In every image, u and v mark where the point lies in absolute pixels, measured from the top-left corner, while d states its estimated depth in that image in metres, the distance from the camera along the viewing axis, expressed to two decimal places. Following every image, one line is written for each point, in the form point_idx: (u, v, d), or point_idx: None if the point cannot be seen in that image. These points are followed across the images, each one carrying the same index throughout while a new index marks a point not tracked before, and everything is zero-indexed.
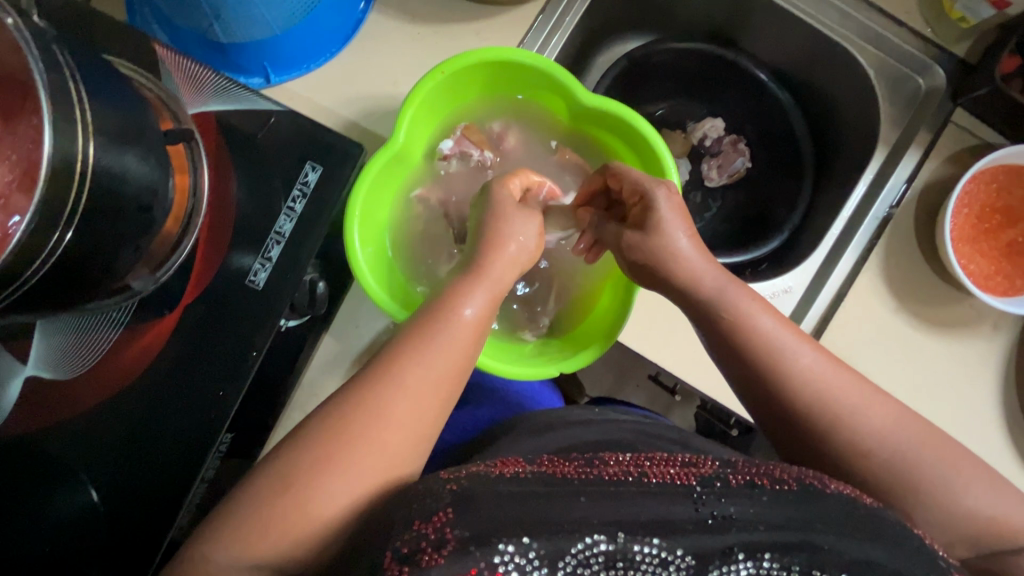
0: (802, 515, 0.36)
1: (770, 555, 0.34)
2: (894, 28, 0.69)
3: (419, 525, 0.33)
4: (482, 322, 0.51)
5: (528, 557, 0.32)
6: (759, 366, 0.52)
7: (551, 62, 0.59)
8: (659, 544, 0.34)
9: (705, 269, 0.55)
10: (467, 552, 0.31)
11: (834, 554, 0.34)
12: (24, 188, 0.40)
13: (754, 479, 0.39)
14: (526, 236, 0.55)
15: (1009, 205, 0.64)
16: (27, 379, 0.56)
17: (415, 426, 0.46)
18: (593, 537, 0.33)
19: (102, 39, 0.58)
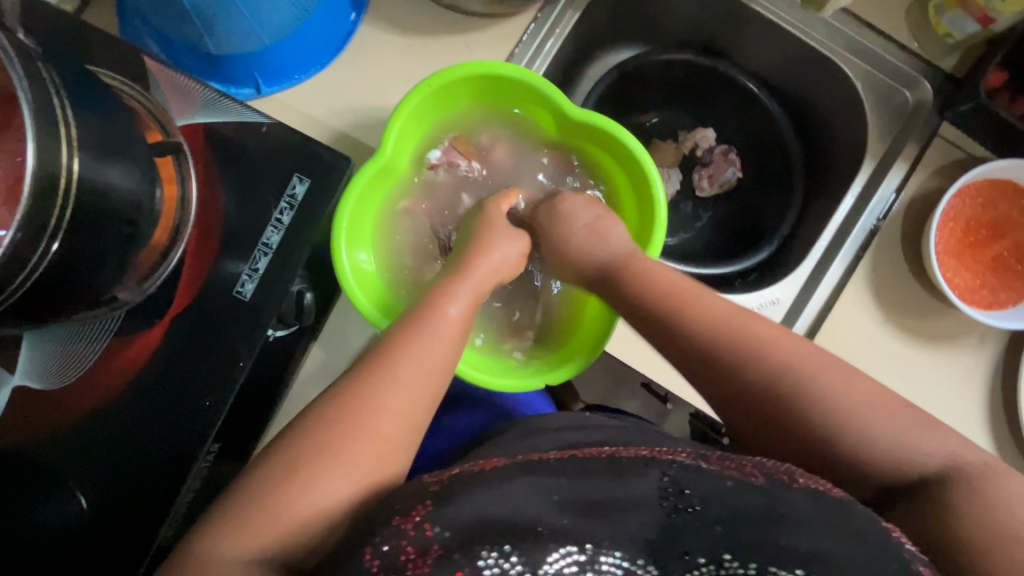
0: (765, 508, 0.35)
1: (730, 555, 0.33)
2: (882, 42, 0.70)
3: (398, 520, 0.35)
4: (467, 318, 0.55)
5: (509, 563, 0.32)
6: (730, 364, 0.51)
7: (537, 76, 0.59)
8: (622, 556, 0.33)
9: (663, 270, 0.57)
10: (450, 560, 0.31)
11: (791, 549, 0.33)
12: (9, 203, 0.40)
13: (721, 472, 0.38)
14: (511, 248, 0.61)
15: (994, 220, 0.64)
16: (15, 389, 0.56)
17: (403, 421, 0.48)
18: (565, 548, 0.32)
19: (92, 52, 0.58)
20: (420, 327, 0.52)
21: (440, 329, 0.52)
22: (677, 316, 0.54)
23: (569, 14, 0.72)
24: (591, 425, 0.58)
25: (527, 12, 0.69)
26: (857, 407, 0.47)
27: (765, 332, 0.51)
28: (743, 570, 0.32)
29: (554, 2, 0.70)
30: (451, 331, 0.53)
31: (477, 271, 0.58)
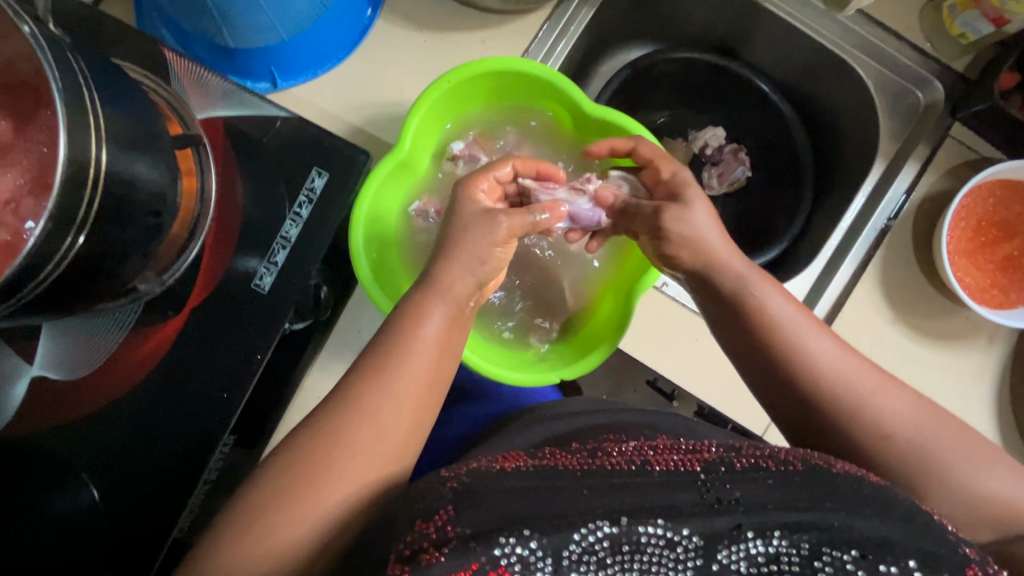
0: (810, 494, 0.37)
1: (780, 532, 0.34)
2: (895, 42, 0.70)
3: (420, 525, 0.33)
4: (444, 337, 0.49)
5: (529, 547, 0.32)
6: (812, 397, 0.50)
7: (555, 72, 0.60)
8: (664, 525, 0.34)
9: (774, 298, 0.53)
10: (468, 547, 0.31)
11: (843, 531, 0.34)
12: (37, 193, 0.41)
13: (759, 463, 0.40)
14: (485, 237, 0.51)
15: (1005, 220, 0.65)
16: (33, 379, 0.56)
17: (395, 428, 0.46)
18: (596, 523, 0.34)
19: (111, 44, 0.58)
20: (400, 339, 0.48)
21: (414, 346, 0.48)
22: (775, 346, 0.52)
23: (584, 12, 0.72)
24: (603, 410, 0.58)
25: (543, 10, 0.69)
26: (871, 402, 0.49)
27: (862, 372, 0.50)
28: (794, 552, 0.34)
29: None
30: (427, 345, 0.48)
31: (445, 276, 0.50)
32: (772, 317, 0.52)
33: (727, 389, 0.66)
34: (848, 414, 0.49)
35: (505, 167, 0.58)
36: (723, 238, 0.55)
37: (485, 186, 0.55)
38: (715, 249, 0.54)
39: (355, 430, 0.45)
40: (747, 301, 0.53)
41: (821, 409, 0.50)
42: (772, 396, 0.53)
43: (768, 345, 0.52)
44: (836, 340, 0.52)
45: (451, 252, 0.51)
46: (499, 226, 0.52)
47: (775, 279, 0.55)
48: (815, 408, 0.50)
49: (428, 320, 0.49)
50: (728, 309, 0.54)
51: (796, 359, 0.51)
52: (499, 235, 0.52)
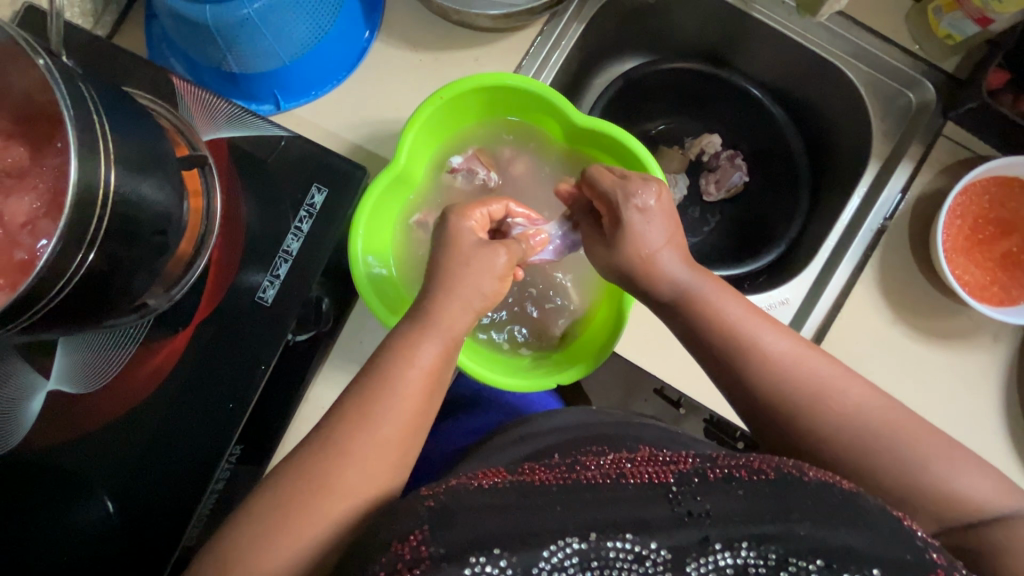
0: (780, 507, 0.37)
1: (748, 543, 0.35)
2: (884, 46, 0.71)
3: (395, 547, 0.35)
4: (436, 369, 0.50)
5: (498, 566, 0.33)
6: (764, 389, 0.52)
7: (544, 85, 0.61)
8: (632, 540, 0.35)
9: (727, 303, 0.56)
10: (439, 568, 0.33)
11: (810, 540, 0.35)
12: (51, 215, 0.43)
13: (733, 472, 0.40)
14: (482, 273, 0.52)
15: (1002, 217, 0.64)
16: (48, 393, 0.58)
17: (393, 450, 0.48)
18: (565, 539, 0.35)
19: (123, 74, 0.62)
20: (400, 364, 0.49)
21: (411, 376, 0.49)
22: (732, 347, 0.54)
23: (575, 27, 0.74)
24: (593, 423, 0.58)
25: (533, 26, 0.71)
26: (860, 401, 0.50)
27: (811, 363, 0.53)
28: (760, 561, 0.35)
29: (559, 15, 0.73)
30: (421, 379, 0.49)
31: (443, 314, 0.51)
32: (726, 320, 0.55)
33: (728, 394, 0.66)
34: (800, 400, 0.51)
35: (499, 205, 0.59)
36: (676, 250, 0.57)
37: (480, 214, 0.56)
38: (665, 264, 0.57)
39: (354, 445, 0.47)
40: (699, 306, 0.56)
41: (775, 400, 0.52)
42: (730, 392, 0.55)
43: (721, 346, 0.54)
44: (796, 339, 0.54)
45: (453, 280, 0.52)
46: (496, 259, 0.53)
47: (727, 283, 0.58)
48: (769, 398, 0.52)
49: (423, 353, 0.50)
50: (682, 315, 0.57)
51: (751, 359, 0.53)
52: (500, 270, 0.53)
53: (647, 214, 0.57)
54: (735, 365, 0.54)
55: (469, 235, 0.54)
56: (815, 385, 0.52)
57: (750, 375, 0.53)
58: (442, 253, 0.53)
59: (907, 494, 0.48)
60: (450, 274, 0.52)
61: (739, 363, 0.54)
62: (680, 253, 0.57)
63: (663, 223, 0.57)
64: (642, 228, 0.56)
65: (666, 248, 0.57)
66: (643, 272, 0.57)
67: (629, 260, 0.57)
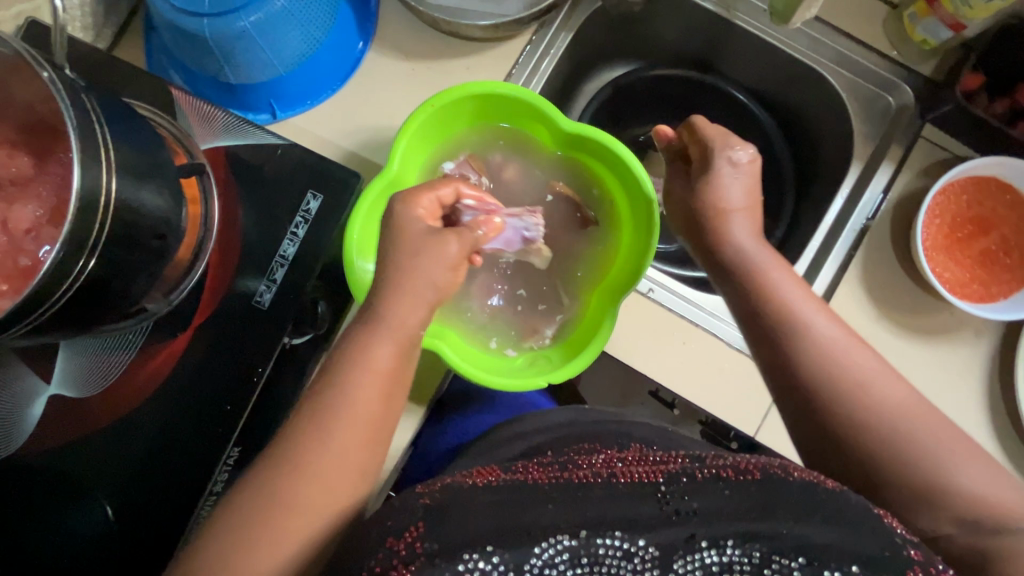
0: (765, 504, 0.38)
1: (733, 542, 0.36)
2: (863, 51, 0.73)
3: (391, 542, 0.36)
4: (395, 367, 0.51)
5: (491, 562, 0.35)
6: (806, 359, 0.53)
7: (533, 92, 0.63)
8: (621, 537, 0.37)
9: (786, 284, 0.58)
10: (432, 564, 0.34)
11: (792, 537, 0.36)
12: (54, 221, 0.45)
13: (719, 473, 0.42)
14: (435, 263, 0.52)
15: (981, 215, 0.66)
16: (50, 397, 0.59)
17: (356, 449, 0.49)
18: (556, 537, 0.36)
19: (124, 85, 0.63)
20: (356, 364, 0.50)
21: (366, 377, 0.50)
22: (785, 318, 0.55)
23: (563, 35, 0.76)
24: (583, 420, 0.60)
25: (523, 35, 0.73)
26: (842, 394, 0.52)
27: (855, 352, 0.53)
28: (746, 559, 0.36)
29: (548, 25, 0.75)
30: (381, 377, 0.50)
31: (394, 309, 0.51)
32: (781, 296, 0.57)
33: (718, 392, 0.67)
34: (828, 378, 0.52)
35: (448, 189, 0.56)
36: (750, 225, 0.62)
37: (430, 201, 0.54)
38: (733, 227, 0.62)
39: (321, 447, 0.48)
40: (756, 279, 0.59)
41: (813, 374, 0.53)
42: (768, 364, 0.56)
43: (774, 315, 0.56)
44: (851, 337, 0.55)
45: (399, 279, 0.51)
46: (448, 247, 0.52)
47: (795, 273, 0.60)
48: (808, 371, 0.53)
49: (377, 353, 0.50)
50: (740, 284, 0.60)
51: (799, 335, 0.54)
52: (452, 258, 0.53)
53: (737, 181, 0.62)
54: (780, 337, 0.55)
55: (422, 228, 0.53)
56: (853, 374, 0.52)
57: (797, 350, 0.54)
58: (391, 246, 0.52)
59: (888, 485, 0.49)
60: (410, 268, 0.52)
61: (787, 335, 0.55)
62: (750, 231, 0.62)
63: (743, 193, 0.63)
64: (730, 189, 0.62)
65: (739, 214, 0.62)
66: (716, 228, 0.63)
67: (711, 217, 0.63)
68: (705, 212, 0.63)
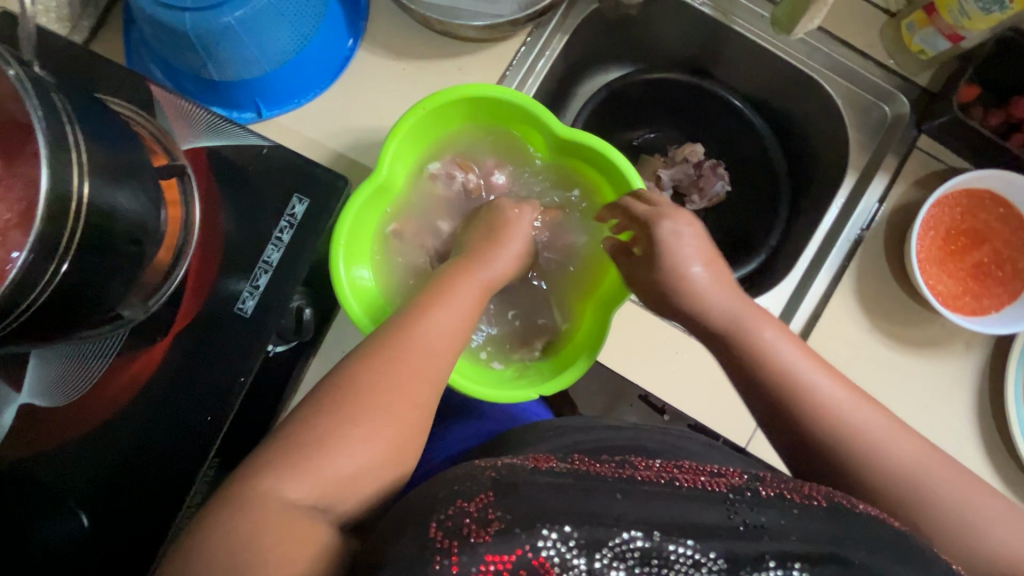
0: (835, 531, 0.35)
1: (801, 566, 0.32)
2: (860, 59, 0.72)
3: (462, 503, 0.34)
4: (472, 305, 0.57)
5: (567, 545, 0.31)
6: (765, 377, 0.54)
7: (526, 96, 0.62)
8: (693, 546, 0.32)
9: (774, 335, 0.55)
10: (512, 534, 0.31)
11: (867, 567, 0.33)
12: (22, 226, 0.43)
13: (787, 494, 0.38)
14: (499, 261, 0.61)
15: (975, 228, 0.66)
16: (21, 407, 0.57)
17: (435, 369, 0.52)
18: (629, 533, 0.32)
19: (100, 82, 0.61)
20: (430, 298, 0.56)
21: (457, 306, 0.56)
22: (766, 371, 0.54)
23: (558, 37, 0.75)
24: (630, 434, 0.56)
25: (517, 36, 0.71)
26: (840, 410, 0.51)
27: (818, 380, 0.53)
28: None
29: (542, 26, 0.73)
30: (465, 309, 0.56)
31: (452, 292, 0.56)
32: (767, 346, 0.55)
33: (709, 402, 0.67)
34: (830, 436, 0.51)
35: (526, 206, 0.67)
36: (713, 281, 0.58)
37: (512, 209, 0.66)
38: (694, 280, 0.58)
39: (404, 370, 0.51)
40: (744, 336, 0.56)
41: (796, 417, 0.52)
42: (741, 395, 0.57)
43: (758, 370, 0.54)
44: (832, 376, 0.54)
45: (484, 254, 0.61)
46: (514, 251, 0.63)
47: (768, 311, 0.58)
48: (790, 415, 0.53)
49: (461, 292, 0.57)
50: (727, 346, 0.57)
51: (795, 393, 0.53)
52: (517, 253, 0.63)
53: (691, 246, 0.59)
54: (756, 380, 0.54)
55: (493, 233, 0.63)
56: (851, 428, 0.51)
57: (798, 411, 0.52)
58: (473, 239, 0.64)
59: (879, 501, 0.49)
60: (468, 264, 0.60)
61: (767, 381, 0.54)
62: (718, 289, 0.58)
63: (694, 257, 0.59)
64: (678, 246, 0.59)
65: (697, 264, 0.58)
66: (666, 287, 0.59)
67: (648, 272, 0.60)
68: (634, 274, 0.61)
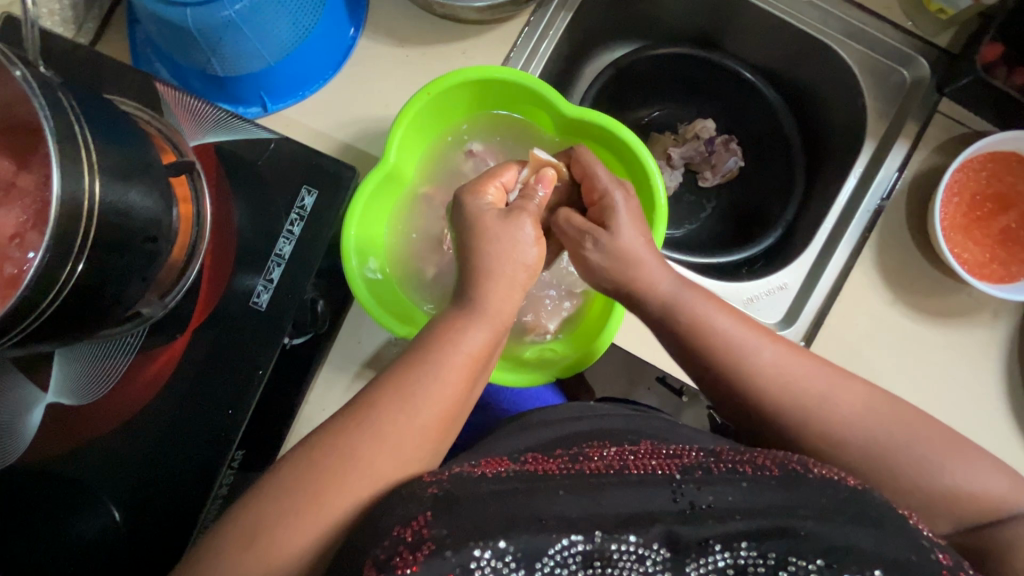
0: (782, 500, 0.39)
1: (747, 543, 0.37)
2: (875, 23, 0.70)
3: (398, 530, 0.36)
4: (480, 353, 0.50)
5: (504, 560, 0.34)
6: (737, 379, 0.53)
7: (532, 76, 0.60)
8: (635, 541, 0.36)
9: (714, 313, 0.55)
10: (443, 558, 0.33)
11: (810, 539, 0.37)
12: (38, 227, 0.43)
13: (738, 466, 0.42)
14: (511, 286, 0.51)
15: (1002, 192, 0.64)
16: (48, 406, 0.58)
17: (420, 443, 0.46)
18: (571, 538, 0.36)
19: (108, 82, 0.61)
20: (441, 346, 0.49)
21: (453, 359, 0.48)
22: (710, 354, 0.54)
23: (563, 15, 0.74)
24: (589, 416, 0.59)
25: (521, 16, 0.70)
26: None
27: (802, 373, 0.52)
28: (760, 559, 0.36)
29: (546, 4, 0.72)
30: (465, 364, 0.49)
31: (490, 300, 0.50)
32: (706, 328, 0.54)
33: None
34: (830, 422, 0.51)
35: (510, 172, 0.58)
36: (660, 263, 0.56)
37: (495, 189, 0.57)
38: (645, 272, 0.56)
39: (398, 412, 0.46)
40: (687, 319, 0.55)
41: (741, 388, 0.53)
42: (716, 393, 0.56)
43: (706, 352, 0.54)
44: (779, 344, 0.54)
45: (483, 289, 0.51)
46: (526, 229, 0.53)
47: (717, 295, 0.57)
48: (732, 385, 0.54)
49: (470, 339, 0.49)
50: (673, 331, 0.56)
51: (782, 388, 0.52)
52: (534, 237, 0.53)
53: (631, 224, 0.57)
54: (708, 366, 0.55)
55: (492, 217, 0.53)
56: (847, 412, 0.51)
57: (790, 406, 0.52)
58: (467, 234, 0.53)
59: (905, 482, 0.49)
60: (489, 256, 0.51)
61: (716, 364, 0.54)
62: (659, 262, 0.56)
63: (636, 228, 0.57)
64: (629, 235, 0.56)
65: (646, 258, 0.56)
66: (623, 277, 0.56)
67: (609, 261, 0.56)
68: (602, 262, 0.57)
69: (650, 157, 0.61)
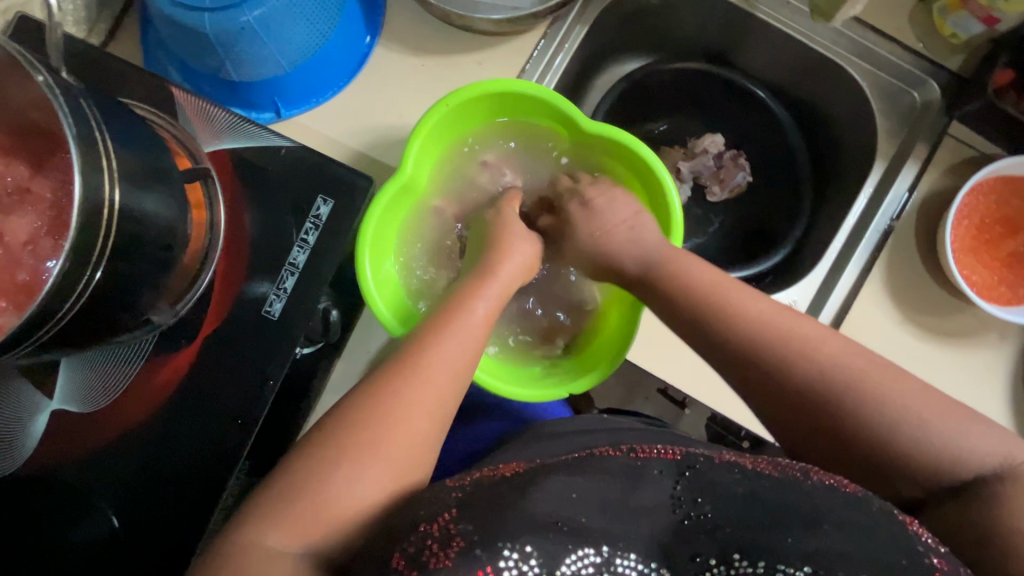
0: (779, 510, 0.38)
1: (740, 556, 0.36)
2: (886, 44, 0.71)
3: (426, 525, 0.36)
4: (491, 319, 0.54)
5: (530, 564, 0.33)
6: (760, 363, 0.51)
7: (551, 90, 0.61)
8: (636, 559, 0.36)
9: (748, 298, 0.54)
10: (473, 555, 0.33)
11: (798, 547, 0.36)
12: (54, 234, 0.43)
13: (737, 464, 0.42)
14: (519, 260, 0.59)
15: (1009, 216, 0.65)
16: (52, 413, 0.57)
17: (440, 410, 0.49)
18: (583, 550, 0.35)
19: (122, 86, 0.61)
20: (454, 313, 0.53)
21: (469, 322, 0.52)
22: (735, 335, 0.52)
23: (578, 29, 0.74)
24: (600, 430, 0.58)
25: (538, 29, 0.70)
26: None
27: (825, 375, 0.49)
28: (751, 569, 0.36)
29: (562, 18, 0.72)
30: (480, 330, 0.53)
31: (502, 269, 0.57)
32: (739, 309, 0.53)
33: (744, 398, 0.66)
34: None
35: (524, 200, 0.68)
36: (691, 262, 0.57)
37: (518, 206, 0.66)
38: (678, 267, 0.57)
39: (419, 381, 0.48)
40: (716, 299, 0.54)
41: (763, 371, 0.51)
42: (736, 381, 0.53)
43: (732, 332, 0.53)
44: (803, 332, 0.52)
45: (497, 264, 0.57)
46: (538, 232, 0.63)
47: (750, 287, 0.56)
48: (756, 367, 0.51)
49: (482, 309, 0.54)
50: (701, 315, 0.54)
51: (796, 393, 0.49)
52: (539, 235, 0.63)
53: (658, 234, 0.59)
54: (730, 344, 0.53)
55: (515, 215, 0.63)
56: None
57: None
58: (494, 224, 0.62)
59: None
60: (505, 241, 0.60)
61: (737, 338, 0.52)
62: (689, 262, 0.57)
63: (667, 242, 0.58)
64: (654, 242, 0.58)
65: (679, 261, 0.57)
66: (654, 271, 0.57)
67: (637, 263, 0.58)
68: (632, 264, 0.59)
69: (665, 172, 0.61)
